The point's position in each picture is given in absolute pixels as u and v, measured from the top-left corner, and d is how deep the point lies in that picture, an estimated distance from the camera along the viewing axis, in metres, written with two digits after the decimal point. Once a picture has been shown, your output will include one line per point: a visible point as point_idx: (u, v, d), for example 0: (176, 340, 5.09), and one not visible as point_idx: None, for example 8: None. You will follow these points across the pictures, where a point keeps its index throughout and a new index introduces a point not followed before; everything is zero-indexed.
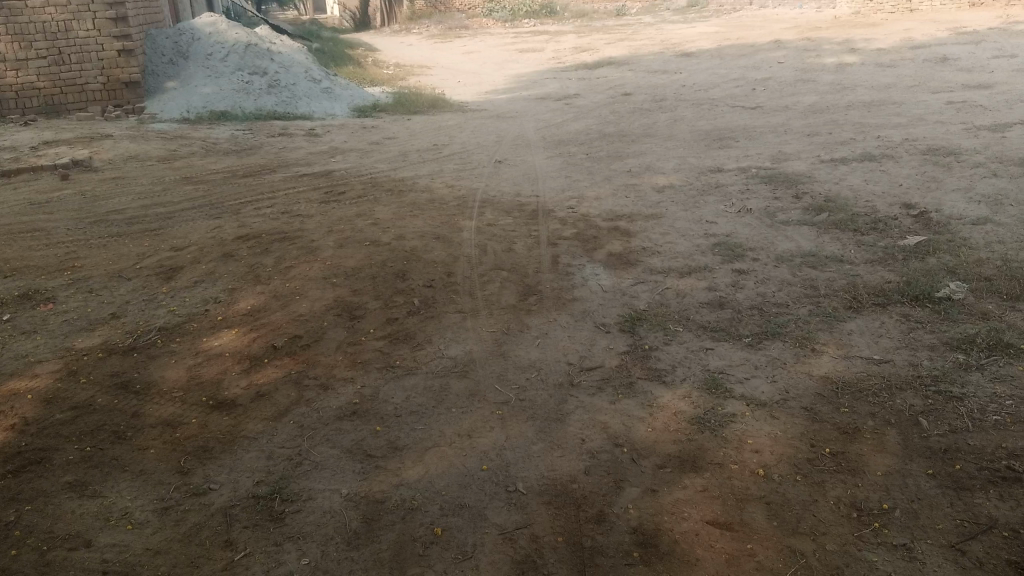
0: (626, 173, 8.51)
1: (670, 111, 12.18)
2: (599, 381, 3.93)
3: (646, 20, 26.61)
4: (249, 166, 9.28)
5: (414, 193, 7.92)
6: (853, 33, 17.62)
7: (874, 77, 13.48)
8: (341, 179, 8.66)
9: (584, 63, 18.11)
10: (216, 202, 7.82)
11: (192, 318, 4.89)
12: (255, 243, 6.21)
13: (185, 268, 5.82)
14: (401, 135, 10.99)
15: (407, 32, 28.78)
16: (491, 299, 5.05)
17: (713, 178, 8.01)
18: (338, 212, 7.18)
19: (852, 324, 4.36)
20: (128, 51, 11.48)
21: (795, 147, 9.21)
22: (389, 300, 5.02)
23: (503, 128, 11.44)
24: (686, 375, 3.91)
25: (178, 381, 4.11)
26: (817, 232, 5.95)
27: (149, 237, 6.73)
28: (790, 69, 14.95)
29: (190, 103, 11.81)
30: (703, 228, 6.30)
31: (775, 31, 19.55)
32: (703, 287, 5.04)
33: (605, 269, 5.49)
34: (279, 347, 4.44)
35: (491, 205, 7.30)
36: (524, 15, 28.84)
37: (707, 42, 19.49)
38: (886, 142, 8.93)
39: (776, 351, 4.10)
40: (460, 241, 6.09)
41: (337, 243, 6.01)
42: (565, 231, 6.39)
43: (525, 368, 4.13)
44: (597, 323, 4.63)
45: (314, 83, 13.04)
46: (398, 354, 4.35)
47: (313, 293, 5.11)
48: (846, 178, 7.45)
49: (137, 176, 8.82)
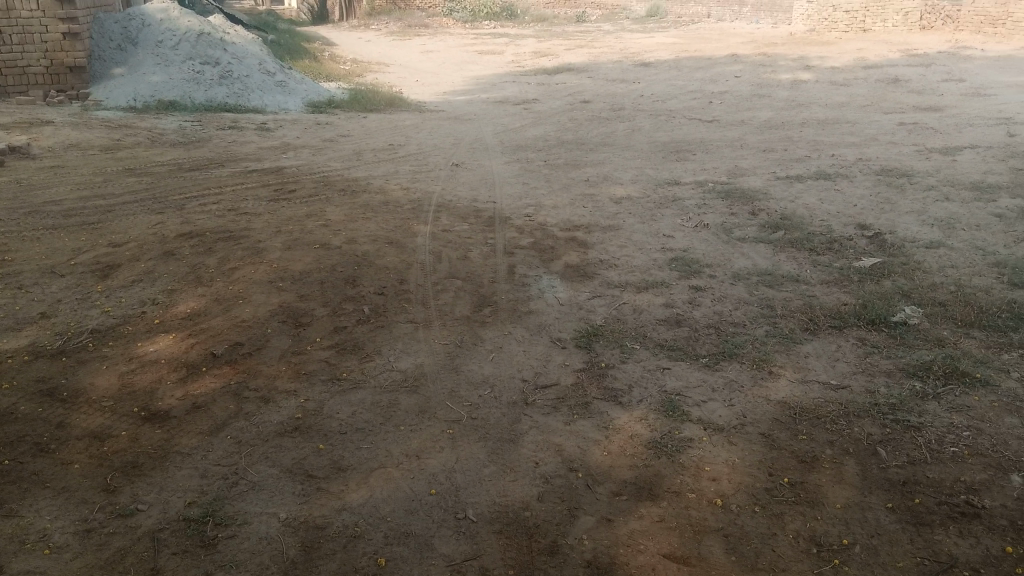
0: (583, 182, 8.43)
1: (628, 120, 12.17)
2: (554, 400, 3.81)
3: (606, 27, 26.74)
4: (197, 159, 8.98)
5: (368, 194, 7.73)
6: (808, 51, 17.89)
7: (828, 95, 13.67)
8: (293, 177, 8.41)
9: (544, 68, 18.07)
10: (161, 196, 7.51)
11: (127, 321, 4.64)
12: (199, 241, 5.96)
13: (123, 266, 5.54)
14: (356, 133, 10.76)
15: (366, 28, 28.45)
16: (444, 309, 4.89)
17: (671, 191, 7.97)
18: (288, 211, 6.95)
19: (809, 346, 4.31)
20: (74, 35, 11.07)
21: (751, 162, 9.24)
22: (338, 307, 4.83)
23: (461, 131, 11.28)
24: (643, 396, 3.81)
25: (109, 390, 3.88)
26: (773, 250, 5.93)
27: (86, 231, 6.42)
28: (747, 83, 15.10)
29: (137, 90, 11.41)
30: (661, 242, 6.23)
31: (732, 45, 19.77)
32: (660, 303, 4.96)
33: (561, 282, 5.37)
34: (219, 355, 4.23)
35: (447, 210, 7.14)
36: (485, 16, 28.73)
37: (665, 52, 19.63)
38: (840, 161, 9.01)
39: (733, 372, 4.02)
40: (414, 247, 5.92)
41: (285, 244, 5.79)
42: (522, 240, 6.27)
43: (477, 384, 3.99)
44: (552, 338, 4.51)
45: (268, 76, 12.72)
46: (345, 366, 4.17)
47: (257, 297, 4.90)
48: (802, 196, 7.47)
49: (78, 166, 8.46)
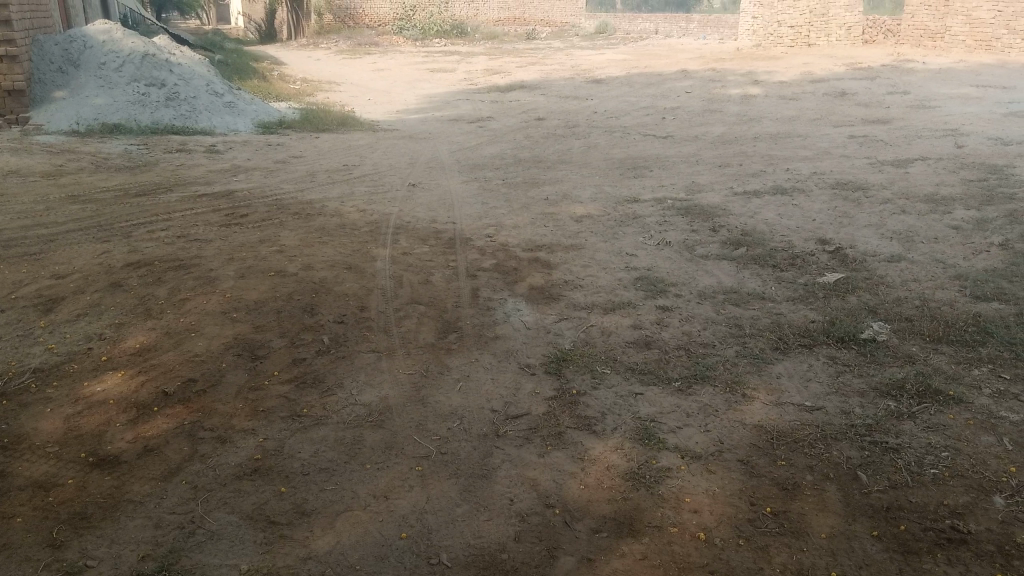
0: (542, 201, 8.35)
1: (583, 137, 12.17)
2: (525, 431, 3.68)
3: (556, 44, 26.89)
4: (143, 184, 8.69)
5: (324, 217, 7.54)
6: (756, 66, 18.15)
7: (778, 109, 13.86)
8: (245, 201, 8.18)
9: (496, 86, 18.03)
10: (106, 224, 7.23)
11: (72, 358, 4.40)
12: (147, 271, 5.71)
13: (67, 299, 5.28)
14: (309, 154, 10.56)
15: (315, 46, 28.16)
16: (407, 337, 4.74)
17: (630, 208, 7.93)
18: (241, 237, 6.74)
19: (781, 367, 4.25)
20: (11, 57, 10.70)
21: (708, 178, 9.26)
22: (296, 338, 4.65)
23: (416, 150, 11.15)
24: (617, 423, 3.71)
25: (53, 434, 3.64)
26: (737, 267, 5.90)
27: (27, 263, 6.13)
28: (698, 98, 15.24)
29: (79, 114, 11.05)
30: (624, 261, 6.17)
31: (681, 60, 19.99)
32: (627, 325, 4.88)
33: (526, 304, 5.26)
34: (171, 393, 4.01)
35: (405, 233, 6.99)
36: (435, 34, 28.69)
37: (616, 68, 19.76)
38: (796, 175, 9.08)
39: (706, 396, 3.94)
40: (373, 272, 5.76)
41: (238, 273, 5.58)
42: (484, 261, 6.15)
43: (445, 416, 3.84)
44: (520, 365, 4.39)
45: (216, 97, 12.45)
46: (305, 401, 3.99)
47: (211, 329, 4.69)
48: (761, 211, 7.49)
49: (18, 194, 8.11)
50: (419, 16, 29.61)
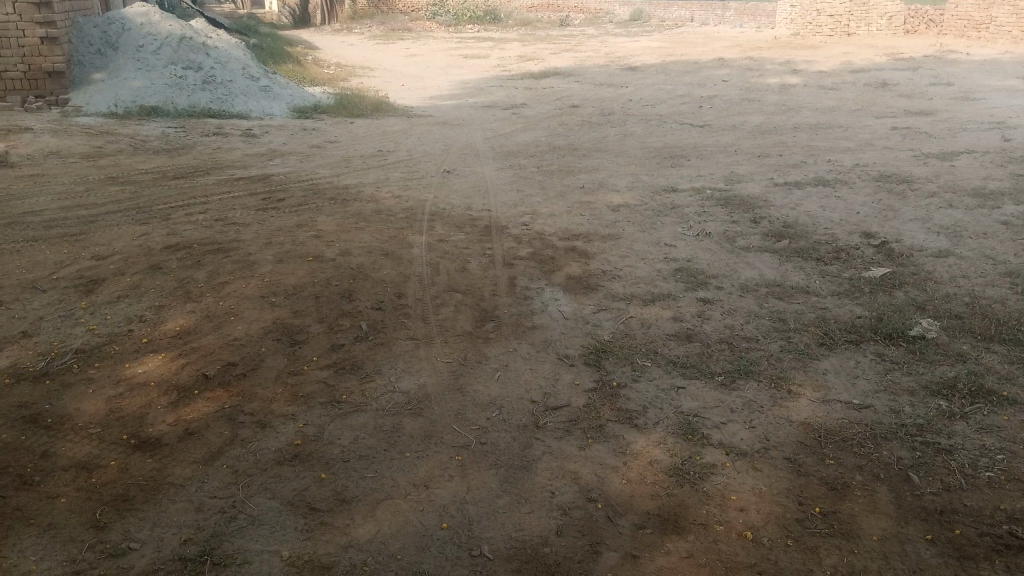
0: (579, 189, 8.27)
1: (619, 125, 12.05)
2: (566, 423, 3.63)
3: (590, 31, 26.66)
4: (181, 167, 8.74)
5: (360, 203, 7.53)
6: (794, 54, 17.84)
7: (817, 99, 13.62)
8: (281, 185, 8.20)
9: (530, 73, 17.90)
10: (145, 206, 7.29)
11: (114, 340, 4.42)
12: (186, 254, 5.74)
13: (107, 280, 5.31)
14: (344, 139, 10.55)
15: (349, 31, 28.16)
16: (445, 325, 4.71)
17: (668, 198, 7.82)
18: (277, 221, 6.75)
19: (827, 363, 4.16)
20: (52, 39, 10.81)
21: (747, 168, 9.12)
22: (335, 324, 4.63)
23: (451, 136, 11.10)
24: (659, 417, 3.65)
25: (95, 415, 3.66)
26: (779, 260, 5.79)
27: (69, 243, 6.19)
28: (735, 87, 15.02)
29: (118, 96, 11.14)
30: (663, 252, 6.08)
31: (718, 48, 19.71)
32: (668, 317, 4.80)
33: (565, 294, 5.20)
34: (211, 376, 4.01)
35: (441, 219, 6.96)
36: (468, 19, 28.58)
37: (651, 56, 19.54)
38: (837, 167, 8.91)
39: (751, 392, 3.86)
40: (410, 259, 5.73)
41: (276, 257, 5.58)
42: (521, 250, 6.10)
43: (484, 406, 3.80)
44: (559, 356, 4.34)
45: (252, 81, 12.48)
46: (344, 387, 3.97)
47: (250, 314, 4.69)
48: (803, 203, 7.35)
49: (59, 175, 8.20)
50: (453, 2, 29.52)
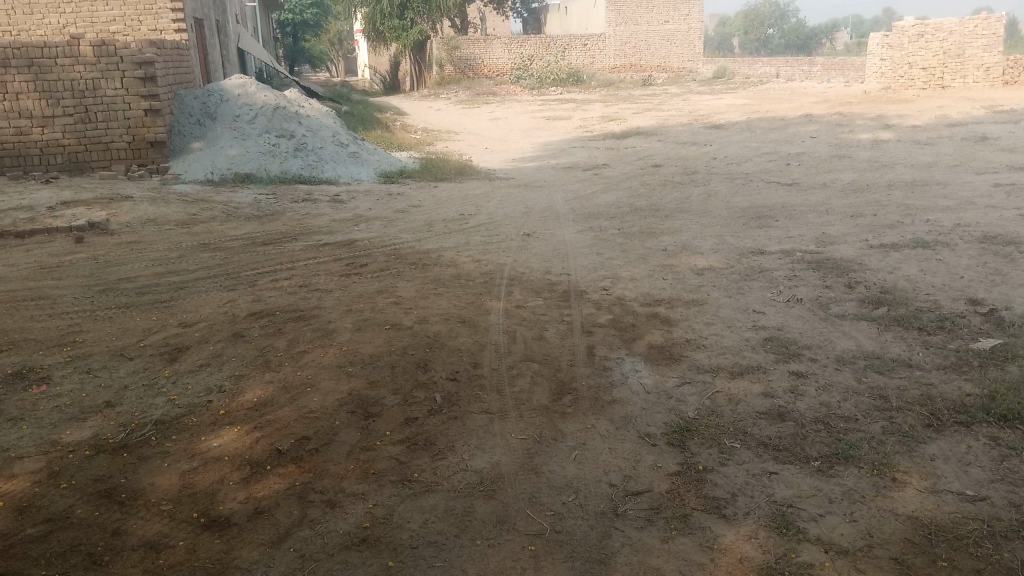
0: (661, 252, 8.07)
1: (703, 185, 11.83)
2: (647, 512, 3.43)
3: (673, 89, 26.62)
4: (269, 233, 8.95)
5: (440, 268, 7.52)
6: (885, 109, 17.33)
7: (912, 155, 13.11)
8: (363, 250, 8.28)
9: (612, 133, 17.88)
10: (232, 271, 7.46)
11: (192, 411, 4.43)
12: (268, 322, 5.79)
13: (191, 348, 5.39)
14: (427, 204, 10.66)
15: (435, 97, 28.91)
16: (521, 397, 4.56)
17: (755, 261, 7.55)
18: (359, 287, 6.79)
19: (934, 448, 3.85)
20: (155, 111, 11.38)
21: (839, 229, 8.75)
22: (409, 395, 4.54)
23: (532, 198, 11.09)
24: (749, 508, 3.42)
25: (168, 491, 3.64)
26: (877, 329, 5.46)
27: (158, 310, 6.35)
28: (824, 144, 14.63)
29: (214, 164, 11.59)
30: (752, 319, 5.82)
31: (805, 104, 19.33)
32: (757, 391, 4.55)
33: (646, 365, 5.00)
34: (284, 451, 3.96)
35: (519, 284, 6.87)
36: (552, 82, 29.03)
37: (735, 113, 19.30)
38: (937, 227, 8.46)
39: (850, 480, 3.59)
40: (487, 327, 5.63)
41: (354, 325, 5.57)
42: (601, 316, 5.94)
43: (560, 489, 3.63)
44: (640, 433, 4.13)
45: (341, 147, 12.84)
46: (416, 465, 3.86)
47: (325, 384, 4.65)
48: (901, 266, 6.97)
49: (154, 241, 8.50)
50: (536, 65, 30.03)
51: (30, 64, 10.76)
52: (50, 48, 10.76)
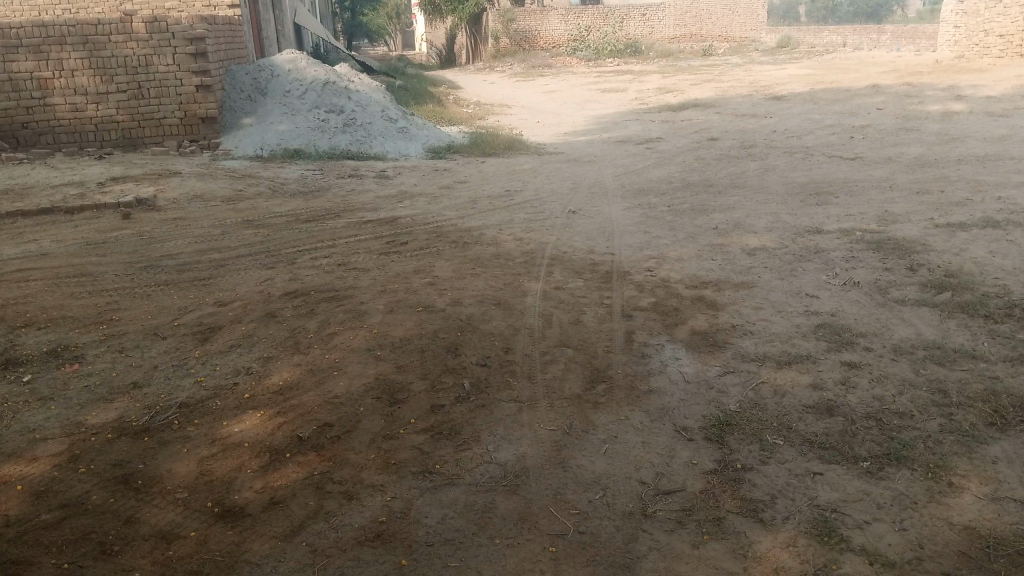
0: (711, 231, 7.76)
1: (760, 159, 11.38)
2: (678, 513, 3.23)
3: (733, 60, 25.87)
4: (313, 210, 8.89)
5: (481, 246, 7.35)
6: (958, 79, 16.49)
7: (986, 127, 12.42)
8: (406, 228, 8.15)
9: (668, 105, 17.40)
10: (273, 249, 7.41)
11: (217, 394, 4.36)
12: (302, 302, 5.70)
13: (224, 328, 5.33)
14: (474, 179, 10.47)
15: (490, 70, 28.62)
16: (553, 386, 4.36)
17: (811, 240, 7.18)
18: (397, 266, 6.65)
19: (997, 449, 3.54)
20: (207, 87, 11.39)
21: (903, 207, 8.29)
22: (437, 381, 4.38)
23: (581, 174, 10.82)
24: (789, 512, 3.19)
25: (185, 478, 3.56)
26: (940, 316, 5.11)
27: (196, 288, 6.31)
28: (890, 116, 13.99)
29: (264, 139, 11.57)
30: (803, 303, 5.51)
31: (872, 74, 18.53)
32: (806, 383, 4.27)
33: (688, 352, 4.76)
34: (304, 438, 3.85)
35: (561, 264, 6.65)
36: (609, 53, 28.47)
37: (798, 84, 18.62)
38: (1010, 205, 7.95)
39: (901, 484, 3.32)
40: (523, 309, 5.45)
41: (387, 307, 5.43)
42: (644, 299, 5.70)
43: (587, 486, 3.45)
44: (676, 427, 3.91)
45: (390, 122, 12.70)
46: (438, 456, 3.71)
47: (353, 368, 4.52)
48: (969, 247, 6.54)
49: (199, 218, 8.51)
50: (593, 37, 29.51)
51: (84, 41, 10.88)
52: (103, 25, 10.86)
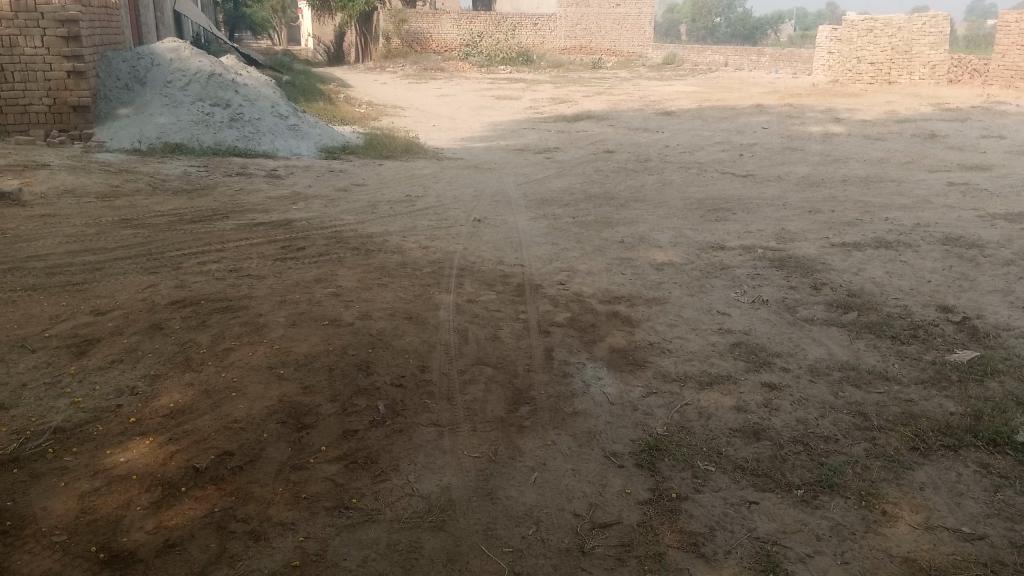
0: (617, 244, 7.71)
1: (657, 173, 11.51)
2: (617, 549, 3.07)
3: (622, 74, 26.40)
4: (200, 210, 8.31)
5: (384, 254, 7.03)
6: (835, 102, 17.35)
7: (864, 149, 13.07)
8: (302, 232, 7.72)
9: (562, 115, 17.47)
10: (156, 252, 6.83)
11: (97, 418, 3.88)
12: (192, 312, 5.22)
13: (103, 341, 4.80)
14: (372, 183, 10.09)
15: (382, 70, 28.07)
16: (474, 408, 4.13)
17: (716, 257, 7.24)
18: (295, 274, 6.24)
19: (923, 475, 3.56)
20: (79, 73, 10.53)
21: (798, 225, 8.52)
22: (348, 403, 4.06)
23: (482, 181, 10.62)
24: (728, 546, 3.09)
25: (63, 517, 3.12)
26: (849, 336, 5.19)
27: (68, 294, 5.71)
28: (775, 135, 14.52)
29: (142, 132, 10.78)
30: (717, 321, 5.49)
31: (755, 94, 19.26)
32: (730, 405, 4.20)
33: (609, 371, 4.62)
34: (202, 469, 3.46)
35: (470, 275, 6.41)
36: (501, 60, 28.60)
37: (686, 100, 19.13)
38: (897, 226, 8.30)
39: (837, 513, 3.27)
40: (436, 324, 5.17)
41: (289, 320, 5.04)
42: (559, 314, 5.54)
43: (519, 520, 3.24)
44: (605, 453, 3.75)
45: (280, 119, 12.11)
46: (355, 489, 3.40)
47: (254, 388, 4.13)
48: (866, 267, 6.74)
49: (71, 215, 7.78)
50: (486, 43, 29.51)
51: None
52: None
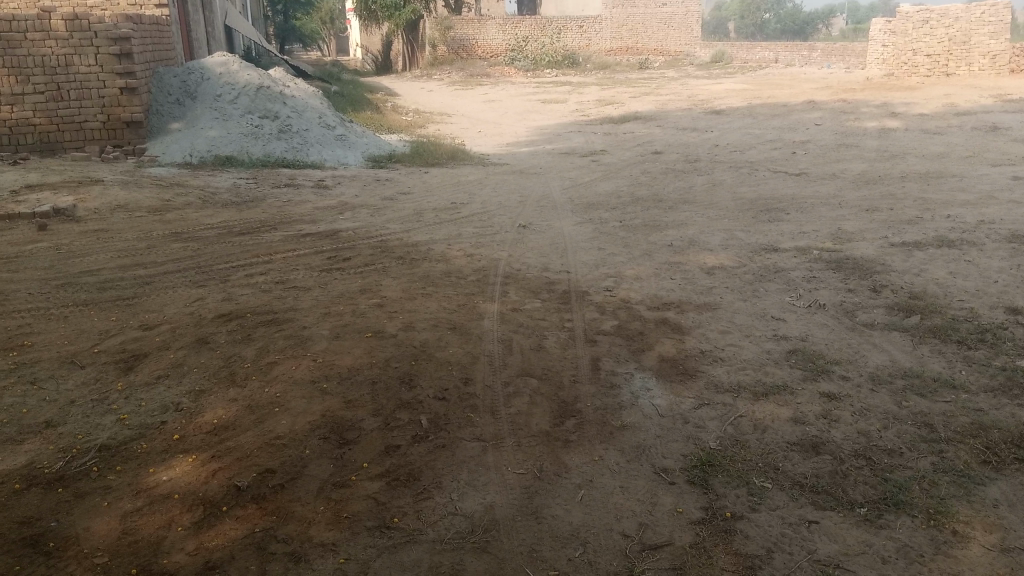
0: (667, 248, 7.52)
1: (706, 174, 11.27)
2: (667, 572, 2.93)
3: (670, 73, 26.06)
4: (248, 222, 8.36)
5: (429, 263, 6.96)
6: (891, 96, 16.83)
7: (922, 144, 12.63)
8: (348, 242, 7.71)
9: (609, 117, 17.28)
10: (204, 265, 6.88)
11: (142, 436, 3.87)
12: (238, 326, 5.22)
13: (149, 356, 4.82)
14: (417, 191, 10.07)
15: (428, 77, 28.19)
16: (518, 422, 4.02)
17: (770, 259, 7.01)
18: (340, 286, 6.22)
19: (997, 491, 3.34)
20: (131, 90, 10.73)
21: (855, 224, 8.22)
22: (391, 418, 3.99)
23: (527, 186, 10.51)
24: (787, 569, 2.93)
25: (105, 538, 3.10)
26: (912, 341, 4.95)
27: (119, 309, 5.76)
28: (829, 131, 14.13)
29: (193, 145, 10.94)
30: (772, 327, 5.29)
31: (808, 90, 18.80)
32: (786, 417, 4.02)
33: (659, 382, 4.47)
34: (243, 488, 3.41)
35: (516, 283, 6.31)
36: (547, 64, 28.51)
37: (735, 99, 18.76)
38: (960, 223, 7.95)
39: (904, 533, 3.08)
40: (480, 334, 5.08)
41: (333, 332, 4.99)
42: (607, 322, 5.40)
43: (565, 540, 3.12)
44: (655, 469, 3.61)
45: (327, 129, 12.18)
46: (396, 507, 3.32)
47: (297, 403, 4.08)
48: (928, 268, 6.45)
49: (123, 230, 7.89)
50: (531, 47, 29.43)
51: None
52: (18, 21, 10.09)
